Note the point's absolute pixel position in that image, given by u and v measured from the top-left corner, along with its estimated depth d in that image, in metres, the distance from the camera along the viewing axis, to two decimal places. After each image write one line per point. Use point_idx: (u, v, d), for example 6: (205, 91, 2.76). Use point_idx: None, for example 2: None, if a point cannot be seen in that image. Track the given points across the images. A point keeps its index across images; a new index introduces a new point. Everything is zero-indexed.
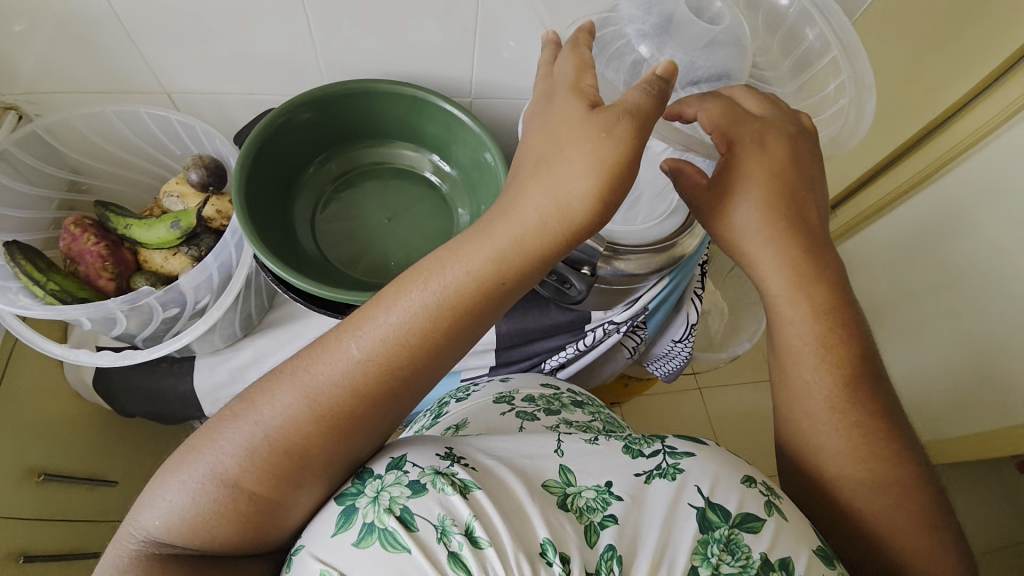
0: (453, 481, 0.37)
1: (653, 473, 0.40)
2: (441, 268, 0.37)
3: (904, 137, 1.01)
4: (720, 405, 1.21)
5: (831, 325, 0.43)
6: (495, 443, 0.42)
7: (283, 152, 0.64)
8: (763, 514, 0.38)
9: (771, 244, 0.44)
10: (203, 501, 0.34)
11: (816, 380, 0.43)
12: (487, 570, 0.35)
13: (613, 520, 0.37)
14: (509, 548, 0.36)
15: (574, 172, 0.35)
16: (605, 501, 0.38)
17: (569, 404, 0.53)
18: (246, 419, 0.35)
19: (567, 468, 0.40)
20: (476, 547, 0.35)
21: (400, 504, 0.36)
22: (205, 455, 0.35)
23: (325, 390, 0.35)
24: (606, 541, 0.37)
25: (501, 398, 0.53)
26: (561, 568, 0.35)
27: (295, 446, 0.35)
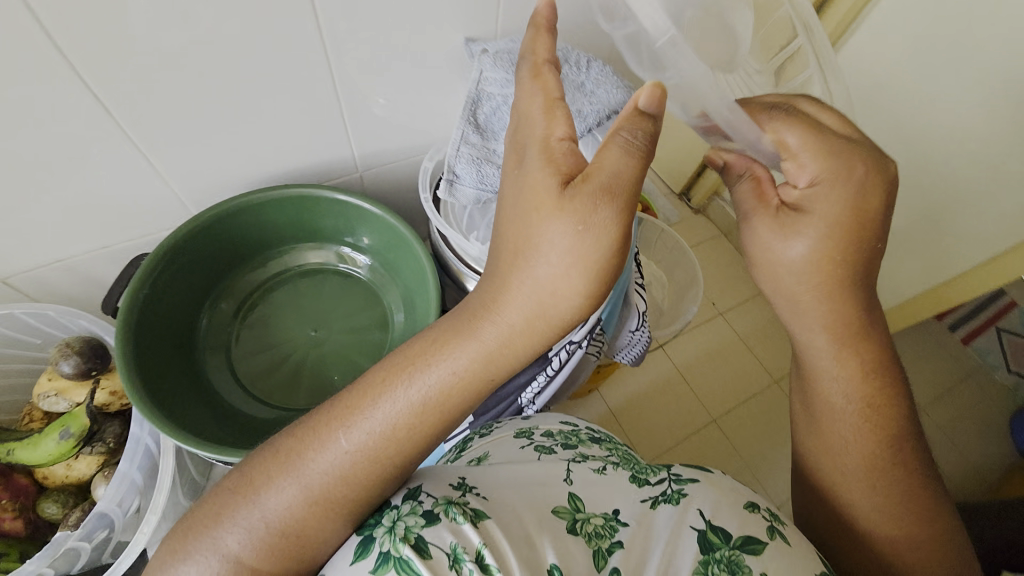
0: (464, 510, 0.38)
1: (658, 498, 0.41)
2: (430, 363, 0.34)
3: None
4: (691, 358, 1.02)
5: (873, 383, 0.43)
6: (505, 473, 0.43)
7: (168, 317, 0.63)
8: (765, 537, 0.38)
9: (817, 298, 0.41)
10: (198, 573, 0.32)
11: (852, 436, 0.43)
12: None
13: (619, 545, 0.37)
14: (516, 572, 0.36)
15: (551, 269, 0.32)
16: (612, 528, 0.38)
17: (586, 440, 0.50)
18: (247, 511, 0.32)
19: (575, 495, 0.40)
20: (485, 572, 0.35)
21: (414, 533, 0.37)
22: (203, 544, 0.32)
23: (326, 488, 0.32)
24: (612, 565, 0.37)
25: (522, 433, 0.51)
26: None
27: (299, 536, 0.33)
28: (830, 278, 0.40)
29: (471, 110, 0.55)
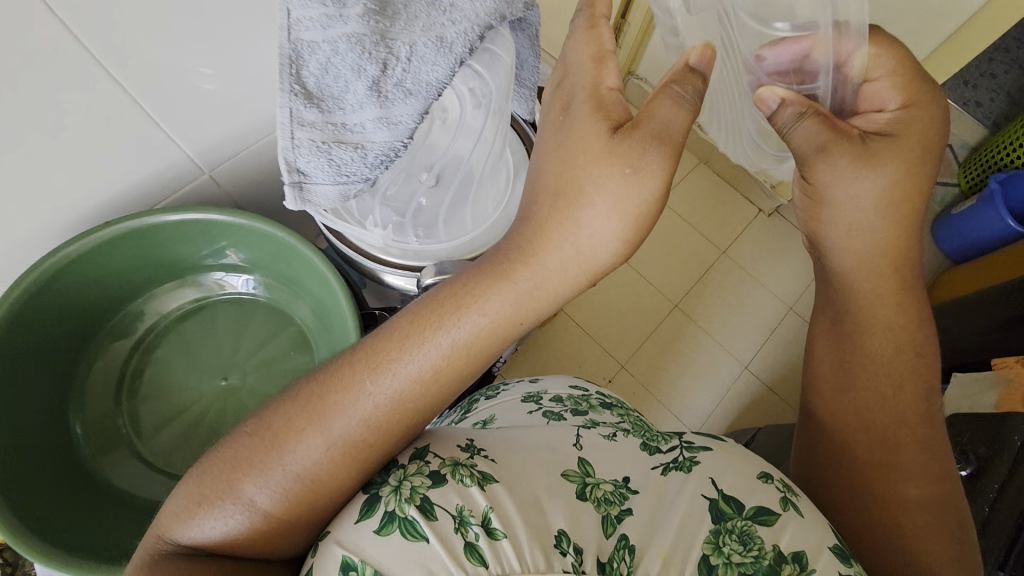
0: (471, 473, 0.38)
1: (669, 466, 0.41)
2: (466, 311, 0.37)
3: None
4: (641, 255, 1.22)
5: (909, 329, 0.45)
6: (516, 438, 0.43)
7: (41, 439, 0.65)
8: (777, 509, 0.38)
9: (877, 223, 0.44)
10: (225, 504, 0.35)
11: (880, 385, 0.44)
12: (501, 560, 0.35)
13: (627, 514, 0.38)
14: (525, 539, 0.35)
15: (599, 214, 0.37)
16: (621, 495, 0.39)
17: (596, 405, 0.50)
18: (276, 468, 0.35)
19: (585, 461, 0.41)
20: (492, 538, 0.35)
21: (420, 493, 0.36)
22: (234, 497, 0.35)
23: (351, 434, 0.35)
24: (620, 532, 0.37)
25: (529, 397, 0.52)
26: (574, 558, 0.35)
27: (326, 480, 0.36)
28: (895, 210, 0.44)
29: (292, 74, 0.39)
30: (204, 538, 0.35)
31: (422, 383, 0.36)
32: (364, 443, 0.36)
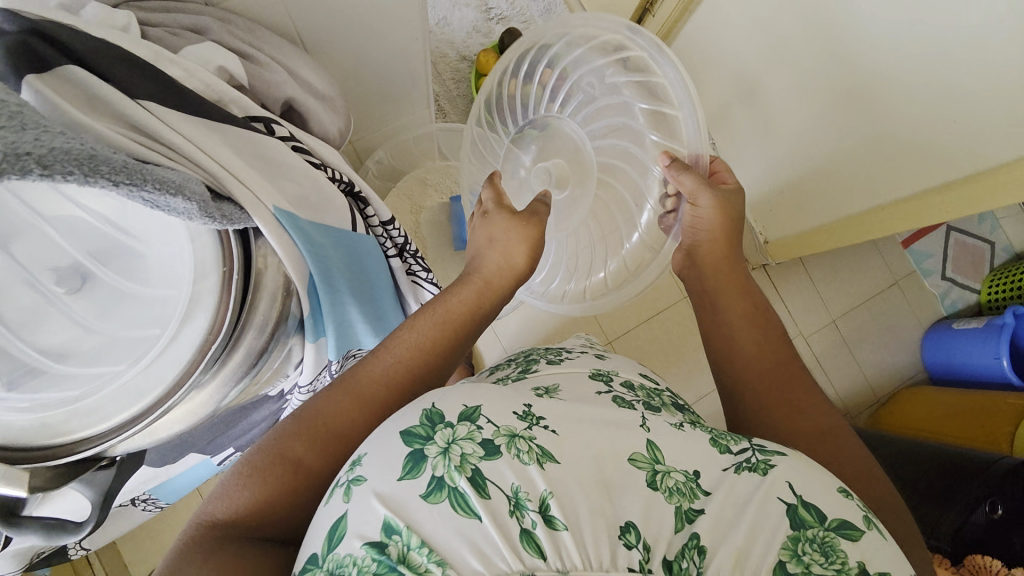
0: (530, 448, 0.36)
1: (742, 465, 0.38)
2: (445, 306, 0.58)
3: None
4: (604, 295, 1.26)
5: (757, 308, 0.61)
6: (581, 411, 0.41)
7: None
8: (862, 526, 0.35)
9: (720, 228, 0.64)
10: (266, 465, 0.44)
11: (756, 346, 0.57)
12: (562, 555, 0.32)
13: (699, 513, 0.35)
14: (589, 531, 0.33)
15: (516, 247, 0.63)
16: (693, 488, 0.36)
17: (670, 404, 0.48)
18: (297, 416, 0.47)
19: (654, 445, 0.39)
20: (551, 528, 0.33)
21: (471, 464, 0.34)
22: (259, 451, 0.45)
23: (364, 382, 0.50)
24: (691, 530, 0.34)
25: (599, 377, 0.49)
26: (641, 553, 0.33)
27: (343, 420, 0.47)
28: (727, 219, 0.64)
29: None
30: (230, 500, 0.43)
31: (417, 349, 0.53)
32: (374, 392, 0.49)
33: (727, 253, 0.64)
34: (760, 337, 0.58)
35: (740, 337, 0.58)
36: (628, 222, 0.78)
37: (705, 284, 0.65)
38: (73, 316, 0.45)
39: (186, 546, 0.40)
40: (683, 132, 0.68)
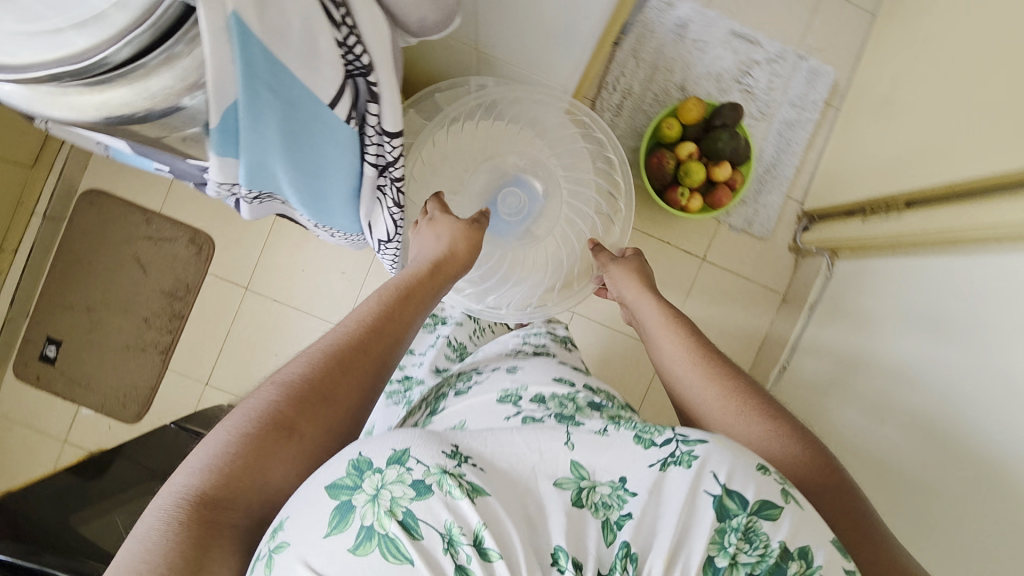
0: (460, 483, 0.37)
1: (667, 461, 0.41)
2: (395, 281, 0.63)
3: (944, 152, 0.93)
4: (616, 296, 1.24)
5: (668, 309, 0.70)
6: (509, 443, 0.42)
7: None
8: (780, 502, 0.39)
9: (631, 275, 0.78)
10: (258, 432, 0.45)
11: (670, 343, 0.66)
12: None
13: (625, 519, 0.38)
14: (520, 561, 0.36)
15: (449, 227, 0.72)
16: (620, 498, 0.39)
17: (583, 406, 0.50)
18: (269, 381, 0.49)
19: (578, 464, 0.41)
20: (485, 560, 0.35)
21: (402, 506, 0.36)
22: (237, 415, 0.46)
23: (333, 343, 0.53)
24: (620, 539, 0.37)
25: (507, 397, 0.52)
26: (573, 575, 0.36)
27: (318, 387, 0.49)
28: (640, 270, 0.78)
29: None
30: (206, 458, 0.43)
31: (379, 313, 0.57)
32: (349, 359, 0.52)
33: (640, 282, 0.76)
34: (673, 334, 0.67)
35: (661, 350, 0.67)
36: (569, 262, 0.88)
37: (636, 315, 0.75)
38: None
39: (169, 522, 0.40)
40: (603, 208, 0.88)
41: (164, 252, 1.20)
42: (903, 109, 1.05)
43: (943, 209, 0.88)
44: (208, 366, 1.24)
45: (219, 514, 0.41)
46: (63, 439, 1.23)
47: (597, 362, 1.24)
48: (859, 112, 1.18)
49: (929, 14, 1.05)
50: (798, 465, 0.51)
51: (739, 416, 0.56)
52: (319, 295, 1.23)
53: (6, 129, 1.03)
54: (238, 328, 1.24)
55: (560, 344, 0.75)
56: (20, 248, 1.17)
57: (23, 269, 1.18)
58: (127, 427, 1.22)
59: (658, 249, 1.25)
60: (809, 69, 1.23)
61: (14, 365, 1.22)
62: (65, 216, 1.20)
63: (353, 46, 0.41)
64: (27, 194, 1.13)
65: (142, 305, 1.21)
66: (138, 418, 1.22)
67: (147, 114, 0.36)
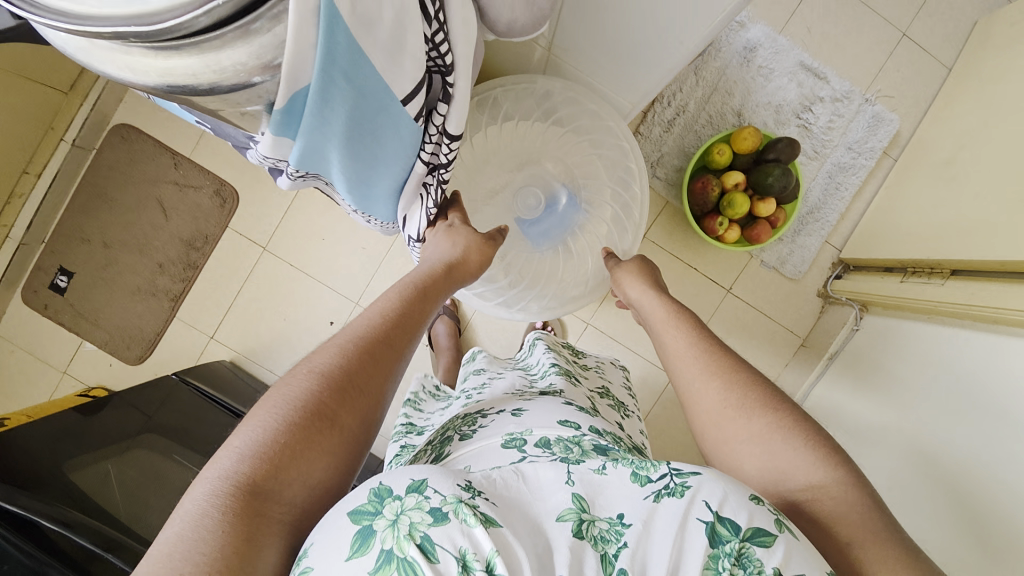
0: (475, 512, 0.35)
1: (661, 492, 0.38)
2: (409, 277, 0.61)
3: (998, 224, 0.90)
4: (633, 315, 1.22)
5: (676, 308, 0.66)
6: (517, 474, 0.39)
7: None
8: (773, 529, 0.36)
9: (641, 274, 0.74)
10: (299, 416, 0.43)
11: (677, 340, 0.62)
12: None
13: (624, 549, 0.36)
14: None
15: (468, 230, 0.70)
16: (618, 532, 0.36)
17: (590, 451, 0.43)
18: (304, 368, 0.47)
19: (579, 496, 0.38)
20: None
21: (420, 531, 0.34)
22: (276, 402, 0.44)
23: (365, 332, 0.51)
24: (618, 566, 0.35)
25: (511, 442, 0.44)
26: None
27: (355, 376, 0.47)
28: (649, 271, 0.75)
29: None
30: (248, 444, 0.41)
31: (403, 307, 0.56)
32: (383, 350, 0.50)
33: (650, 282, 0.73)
34: (679, 332, 0.63)
35: (665, 348, 0.63)
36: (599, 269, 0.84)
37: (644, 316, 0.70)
38: None
39: (215, 509, 0.37)
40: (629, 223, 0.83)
41: (188, 199, 1.18)
42: (963, 172, 1.01)
43: (993, 285, 0.87)
44: (216, 320, 1.24)
45: (263, 504, 0.39)
46: (64, 370, 1.23)
47: None
48: (915, 167, 1.14)
49: (1010, 78, 1.01)
50: (802, 456, 0.47)
51: (740, 407, 0.52)
52: (336, 267, 1.21)
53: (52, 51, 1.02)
54: (251, 286, 1.23)
55: (568, 379, 0.63)
56: (44, 173, 1.15)
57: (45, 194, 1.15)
58: (128, 368, 1.24)
59: (685, 274, 1.22)
60: (872, 114, 1.19)
61: (24, 290, 1.21)
62: (95, 147, 1.18)
63: (439, 43, 0.41)
64: (58, 120, 1.12)
65: (159, 250, 1.19)
66: (141, 360, 1.23)
67: (211, 86, 0.34)
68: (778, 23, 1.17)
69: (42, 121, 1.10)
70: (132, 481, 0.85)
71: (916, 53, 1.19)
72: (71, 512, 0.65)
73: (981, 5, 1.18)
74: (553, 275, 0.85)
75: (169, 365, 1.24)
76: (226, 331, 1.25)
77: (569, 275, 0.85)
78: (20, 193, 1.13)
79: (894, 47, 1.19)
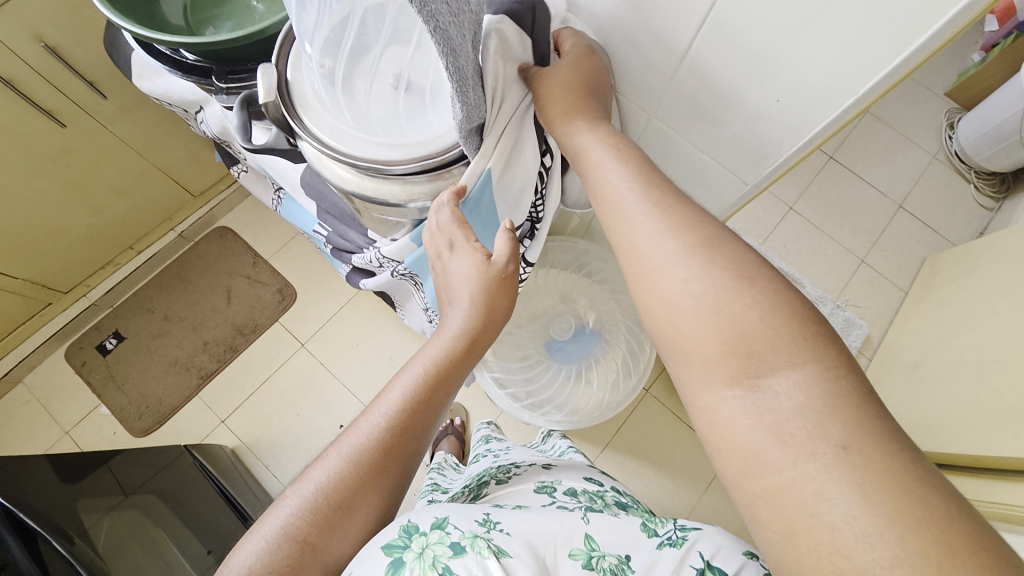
0: (489, 545, 0.42)
1: (664, 541, 0.48)
2: (425, 350, 0.56)
3: (959, 425, 1.03)
4: (635, 466, 1.29)
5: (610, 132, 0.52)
6: (536, 520, 0.47)
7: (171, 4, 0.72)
8: None
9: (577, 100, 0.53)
10: (286, 551, 0.46)
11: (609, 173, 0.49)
12: None
13: None
14: None
15: (465, 264, 0.55)
16: (625, 569, 0.45)
17: (610, 502, 0.56)
18: (304, 487, 0.49)
19: (591, 537, 0.46)
20: None
21: (442, 562, 0.41)
22: (275, 523, 0.47)
23: (357, 449, 0.50)
24: None
25: (543, 487, 0.58)
26: None
27: (346, 495, 0.48)
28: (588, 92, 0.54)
29: None
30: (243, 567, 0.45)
31: (406, 410, 0.51)
32: (375, 462, 0.49)
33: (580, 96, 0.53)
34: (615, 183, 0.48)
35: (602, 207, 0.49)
36: (616, 386, 0.96)
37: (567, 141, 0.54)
38: (336, 104, 0.50)
39: None
40: (646, 353, 0.95)
41: (252, 292, 1.48)
42: (928, 376, 1.17)
43: (976, 481, 0.96)
44: (233, 406, 1.40)
45: None
46: (67, 430, 1.35)
47: None
48: (888, 369, 1.30)
49: (954, 306, 1.23)
50: (782, 345, 0.37)
51: (708, 279, 0.40)
52: (357, 372, 1.42)
53: (197, 165, 1.41)
54: (277, 378, 1.42)
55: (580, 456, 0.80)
56: (144, 251, 1.46)
57: (137, 266, 1.46)
58: (132, 438, 1.35)
59: (681, 433, 1.31)
60: (844, 318, 1.40)
61: (71, 346, 1.42)
62: (193, 239, 1.53)
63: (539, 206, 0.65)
64: (178, 215, 1.47)
65: (209, 330, 1.44)
66: (144, 433, 1.36)
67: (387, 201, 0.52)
68: (760, 237, 1.47)
69: (165, 213, 1.44)
70: (122, 538, 0.87)
71: (875, 276, 1.44)
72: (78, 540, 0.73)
73: (929, 247, 1.45)
74: (569, 397, 0.97)
75: (173, 438, 1.36)
76: (238, 418, 1.39)
77: (589, 395, 0.96)
78: (116, 262, 1.42)
79: (854, 269, 1.44)
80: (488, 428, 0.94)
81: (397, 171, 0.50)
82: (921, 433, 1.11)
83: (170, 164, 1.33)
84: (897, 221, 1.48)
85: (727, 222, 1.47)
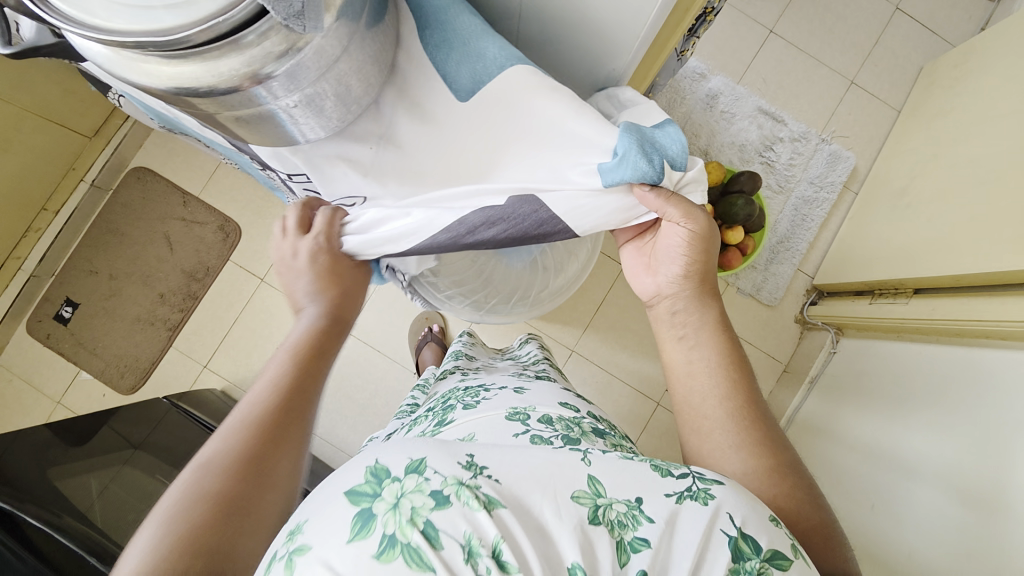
0: (478, 495, 0.36)
1: (683, 494, 0.39)
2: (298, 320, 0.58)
3: (943, 244, 0.98)
4: (627, 340, 1.27)
5: (722, 334, 0.61)
6: (515, 456, 0.40)
7: None
8: (790, 554, 0.38)
9: (697, 296, 0.62)
10: (214, 488, 0.41)
11: (702, 360, 0.60)
12: None
13: (643, 544, 0.36)
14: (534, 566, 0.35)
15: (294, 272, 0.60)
16: (635, 518, 0.37)
17: (588, 432, 0.50)
18: (222, 426, 0.45)
19: (596, 479, 0.39)
20: (503, 571, 0.34)
21: (423, 516, 0.34)
22: (201, 460, 0.42)
23: (283, 376, 0.50)
24: (637, 566, 0.36)
25: (516, 415, 0.51)
26: None
27: (272, 408, 0.47)
28: (705, 285, 0.62)
29: None
30: (174, 504, 0.39)
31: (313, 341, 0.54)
32: (300, 378, 0.50)
33: (698, 293, 0.62)
34: (714, 375, 0.58)
35: (696, 387, 0.58)
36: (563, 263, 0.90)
37: (676, 325, 0.62)
38: None
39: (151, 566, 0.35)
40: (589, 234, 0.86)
41: (191, 234, 1.32)
42: (915, 201, 1.10)
43: (953, 299, 0.92)
44: (210, 349, 1.31)
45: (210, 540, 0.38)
46: (57, 400, 1.28)
47: (603, 396, 1.26)
48: (876, 197, 1.22)
49: (948, 116, 1.12)
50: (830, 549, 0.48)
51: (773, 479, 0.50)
52: None
53: (76, 98, 1.19)
54: (245, 317, 1.32)
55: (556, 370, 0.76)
56: (61, 211, 1.28)
57: (60, 229, 1.28)
58: (120, 397, 1.28)
59: None
60: (829, 152, 1.29)
61: (29, 321, 1.30)
62: (110, 187, 1.33)
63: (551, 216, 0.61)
64: (80, 162, 1.27)
65: (161, 280, 1.31)
66: (132, 390, 1.29)
67: (210, 89, 0.40)
68: (736, 75, 1.30)
69: (64, 162, 1.24)
70: (112, 496, 0.84)
71: (866, 98, 1.31)
72: (60, 521, 0.69)
73: (925, 53, 1.31)
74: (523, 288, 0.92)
75: (161, 392, 1.30)
76: (219, 361, 1.31)
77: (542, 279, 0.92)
78: (35, 229, 1.25)
79: (844, 93, 1.31)
80: (460, 342, 0.91)
81: (195, 42, 0.36)
82: (897, 261, 1.07)
83: (47, 104, 1.12)
84: (893, 27, 1.31)
85: (693, 62, 1.29)
